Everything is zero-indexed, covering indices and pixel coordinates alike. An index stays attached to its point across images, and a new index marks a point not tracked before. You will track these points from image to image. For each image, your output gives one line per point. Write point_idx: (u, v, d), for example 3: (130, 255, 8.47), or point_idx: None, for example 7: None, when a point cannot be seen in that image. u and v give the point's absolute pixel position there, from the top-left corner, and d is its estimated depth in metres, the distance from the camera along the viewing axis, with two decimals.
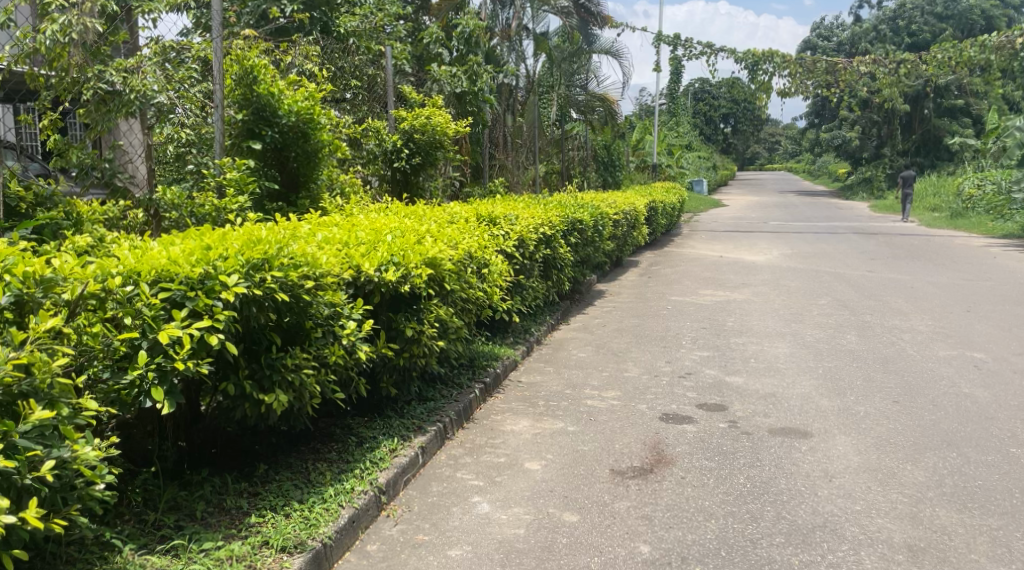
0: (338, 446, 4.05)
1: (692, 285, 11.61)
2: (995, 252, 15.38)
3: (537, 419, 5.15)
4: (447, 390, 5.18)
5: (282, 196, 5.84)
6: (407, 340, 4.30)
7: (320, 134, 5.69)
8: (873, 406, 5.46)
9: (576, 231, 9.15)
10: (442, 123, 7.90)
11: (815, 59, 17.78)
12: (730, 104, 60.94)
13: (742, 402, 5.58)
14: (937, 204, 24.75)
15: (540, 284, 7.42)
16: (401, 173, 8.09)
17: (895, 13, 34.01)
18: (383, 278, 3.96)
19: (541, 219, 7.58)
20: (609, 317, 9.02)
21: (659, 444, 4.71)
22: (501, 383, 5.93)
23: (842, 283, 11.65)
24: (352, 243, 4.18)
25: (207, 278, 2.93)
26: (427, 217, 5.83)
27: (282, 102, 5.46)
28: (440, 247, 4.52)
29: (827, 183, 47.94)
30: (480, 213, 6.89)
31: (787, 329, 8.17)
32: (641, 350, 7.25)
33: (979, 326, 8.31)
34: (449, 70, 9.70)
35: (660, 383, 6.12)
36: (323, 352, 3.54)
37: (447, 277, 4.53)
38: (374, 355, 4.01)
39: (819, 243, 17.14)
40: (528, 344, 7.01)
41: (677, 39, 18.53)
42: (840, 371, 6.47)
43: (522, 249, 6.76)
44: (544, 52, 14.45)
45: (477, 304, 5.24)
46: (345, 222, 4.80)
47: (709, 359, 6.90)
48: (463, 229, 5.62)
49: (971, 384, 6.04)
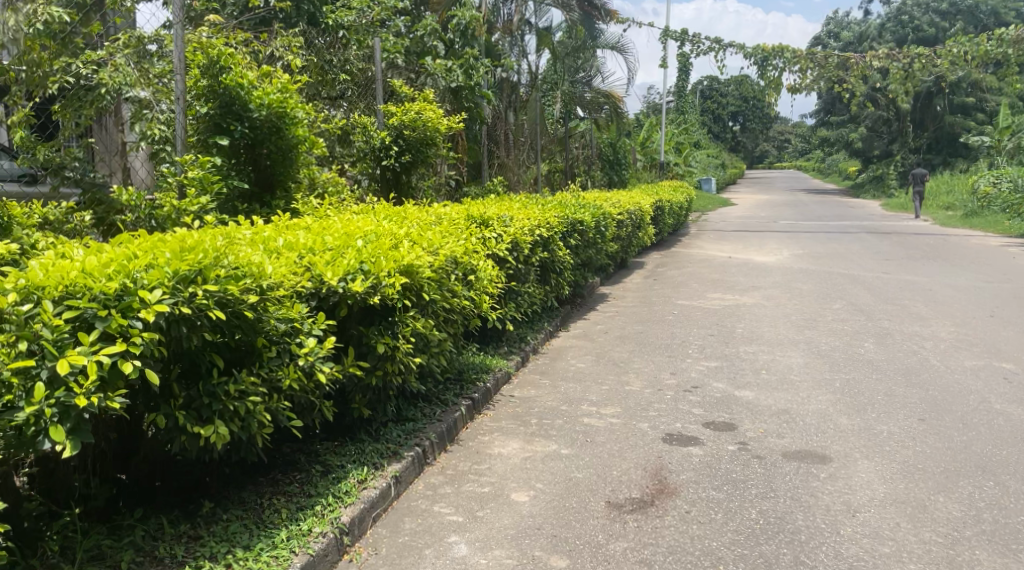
0: (301, 477, 3.61)
1: (700, 288, 11.13)
2: (1014, 252, 14.85)
3: (528, 440, 4.71)
4: (430, 409, 4.73)
5: (255, 197, 5.42)
6: (380, 357, 3.87)
7: (295, 130, 5.26)
8: (896, 426, 5.00)
9: (577, 233, 8.70)
10: (432, 119, 7.46)
11: (827, 55, 17.27)
12: (738, 102, 60.30)
13: (754, 420, 5.12)
14: (951, 201, 24.16)
15: (536, 290, 7.00)
16: (392, 172, 7.64)
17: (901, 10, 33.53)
18: (348, 289, 3.52)
19: (538, 220, 7.14)
20: (611, 323, 8.56)
21: (661, 471, 4.25)
22: (492, 399, 5.49)
23: (857, 286, 11.14)
24: (316, 249, 3.76)
25: (125, 293, 2.50)
26: (409, 218, 5.38)
27: (252, 95, 5.05)
28: (417, 254, 4.07)
29: (836, 182, 47.17)
30: (471, 214, 6.44)
31: (799, 337, 7.70)
32: (644, 360, 6.80)
33: (1005, 333, 7.81)
34: (444, 64, 9.28)
35: (664, 398, 5.67)
36: (277, 375, 3.12)
37: (425, 287, 4.09)
38: (340, 375, 3.58)
39: (830, 243, 16.64)
40: (523, 354, 6.58)
41: (685, 35, 18.08)
42: (859, 384, 6.01)
43: (516, 253, 6.32)
44: (547, 48, 14.00)
45: (462, 315, 4.80)
46: (316, 225, 4.37)
47: (717, 370, 6.44)
48: (448, 232, 5.18)
49: (1003, 400, 5.57)
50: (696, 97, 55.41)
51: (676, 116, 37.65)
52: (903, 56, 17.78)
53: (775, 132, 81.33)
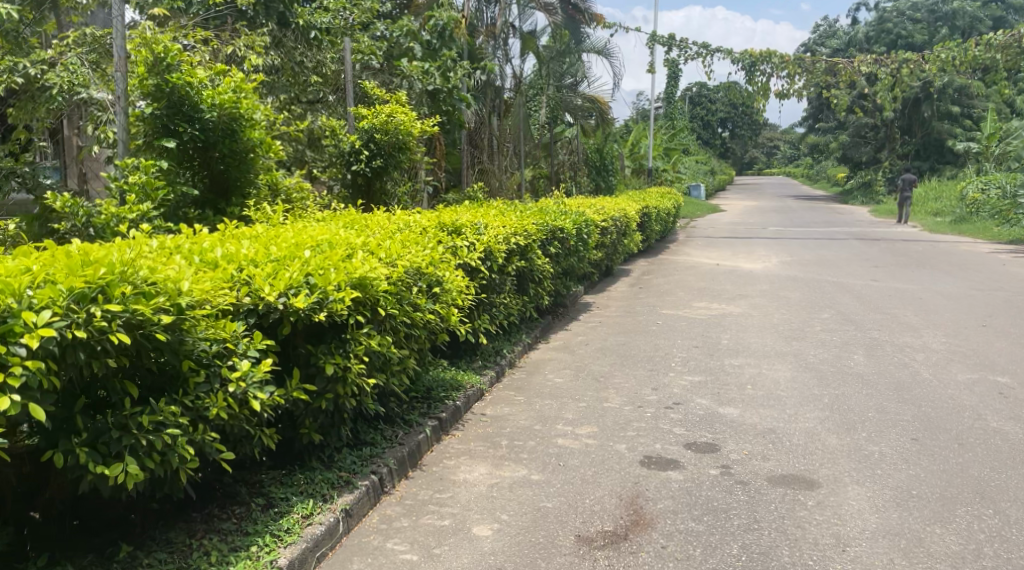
0: (239, 512, 3.28)
1: (686, 296, 10.86)
2: (1004, 259, 14.66)
3: (496, 465, 4.39)
4: (391, 431, 4.41)
5: (209, 203, 5.10)
6: (329, 379, 3.54)
7: (250, 132, 4.95)
8: (888, 446, 4.72)
9: (557, 240, 8.40)
10: (405, 122, 7.14)
11: (815, 60, 17.06)
12: (726, 109, 60.37)
13: (738, 441, 4.82)
14: (939, 207, 24.00)
15: (512, 301, 6.71)
16: (363, 177, 7.32)
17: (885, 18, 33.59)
18: (290, 305, 3.20)
19: (515, 228, 6.85)
20: (593, 335, 8.27)
21: (637, 500, 3.94)
22: (461, 418, 5.17)
23: (846, 294, 10.89)
24: (258, 260, 3.44)
25: (11, 314, 2.20)
26: (369, 226, 5.07)
27: (202, 94, 4.74)
28: (371, 265, 3.75)
29: (825, 188, 47.20)
30: (441, 222, 6.15)
31: (787, 348, 7.41)
32: (625, 375, 6.49)
33: (1000, 345, 7.54)
34: (421, 66, 9.00)
35: (643, 416, 5.37)
36: (204, 403, 2.80)
37: (382, 301, 3.78)
38: (283, 400, 3.26)
39: (818, 249, 16.41)
40: (498, 368, 6.26)
41: (672, 40, 17.91)
42: (848, 400, 5.73)
43: (489, 263, 6.02)
44: (531, 52, 13.76)
45: (425, 330, 4.48)
46: (265, 233, 4.05)
47: (700, 386, 6.14)
48: (411, 242, 4.87)
49: (999, 417, 5.31)
50: (685, 104, 55.32)
51: (665, 123, 37.55)
52: (891, 61, 17.62)
53: (765, 138, 81.29)
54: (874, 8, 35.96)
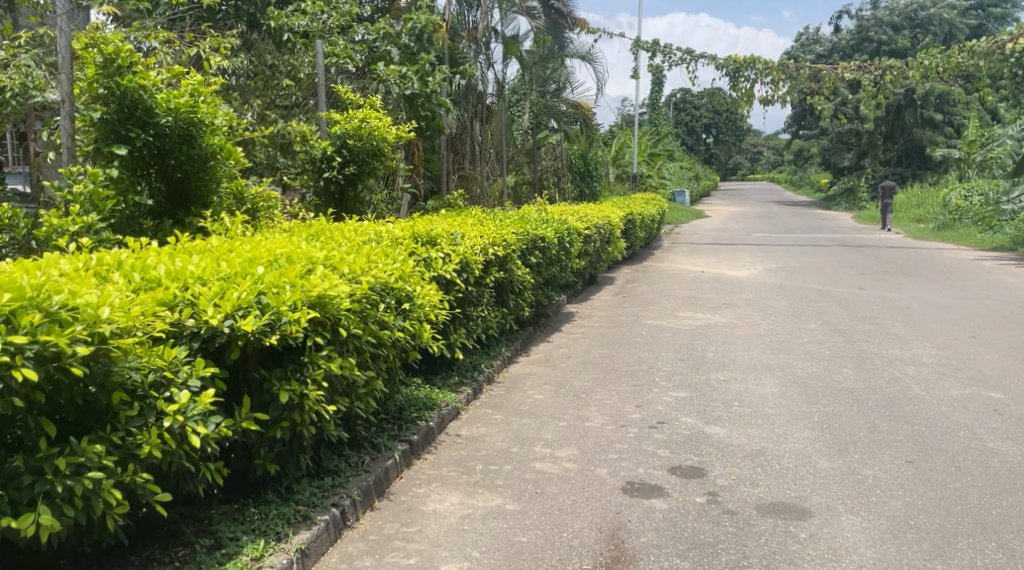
0: (182, 554, 3.01)
1: (671, 306, 10.63)
2: (990, 266, 14.55)
3: (469, 493, 4.12)
4: (358, 456, 4.14)
5: (167, 213, 4.82)
6: (284, 406, 3.27)
7: (208, 139, 4.66)
8: (882, 470, 4.50)
9: (538, 250, 8.14)
10: (379, 127, 6.86)
11: (799, 66, 16.90)
12: (711, 115, 60.47)
13: (725, 465, 4.58)
14: (922, 214, 23.97)
15: (489, 314, 6.45)
16: (336, 184, 7.05)
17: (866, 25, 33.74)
18: (237, 328, 2.93)
19: (494, 237, 6.59)
20: (575, 347, 8.01)
21: (618, 532, 3.68)
22: (434, 439, 4.90)
23: (832, 303, 10.70)
24: (205, 277, 3.18)
25: None
26: (335, 237, 4.79)
27: (156, 98, 4.44)
28: (332, 282, 3.48)
29: (808, 194, 47.28)
30: (415, 231, 5.87)
31: (774, 362, 7.19)
32: (608, 391, 6.24)
33: (990, 357, 7.36)
34: (397, 69, 8.69)
35: (626, 436, 5.11)
36: (136, 439, 2.54)
37: (343, 320, 3.51)
38: (230, 432, 2.99)
39: (803, 256, 16.27)
40: (475, 385, 5.99)
41: (655, 45, 17.76)
42: (838, 418, 5.50)
43: (465, 274, 5.75)
44: (514, 57, 13.52)
45: (394, 349, 4.21)
46: (218, 246, 3.79)
47: (685, 402, 5.89)
48: (380, 255, 4.60)
49: (995, 436, 5.10)
50: (669, 110, 55.27)
51: (650, 128, 37.41)
52: (874, 67, 17.54)
53: (748, 144, 81.49)
54: (856, 15, 36.07)
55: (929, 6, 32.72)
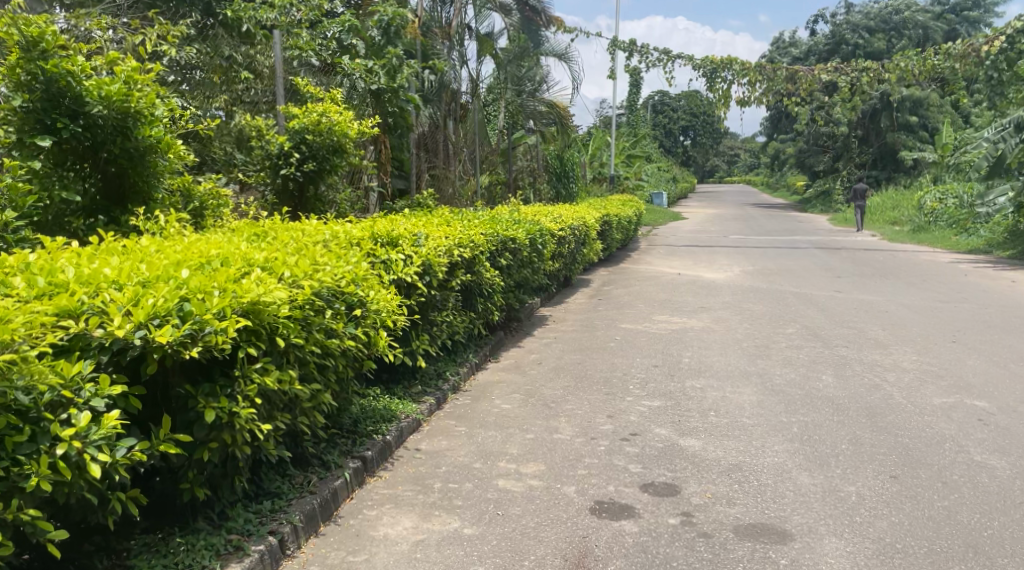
0: None
1: (646, 309, 10.37)
2: (966, 269, 14.47)
3: (425, 516, 3.81)
4: (303, 476, 3.82)
5: (101, 210, 4.50)
6: (211, 426, 2.95)
7: (145, 132, 4.34)
8: (866, 487, 4.25)
9: (508, 252, 7.82)
10: (340, 122, 6.54)
11: (776, 67, 16.75)
12: (688, 117, 60.54)
13: (700, 481, 4.31)
14: (897, 216, 23.98)
15: (456, 319, 6.15)
16: (294, 182, 6.72)
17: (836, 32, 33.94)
18: (151, 340, 2.60)
19: (460, 238, 6.29)
20: (546, 353, 7.70)
21: (585, 561, 3.40)
22: (391, 454, 4.59)
23: (810, 306, 10.49)
24: (121, 282, 2.85)
25: None
26: (284, 236, 4.46)
27: (85, 86, 4.15)
28: (266, 287, 3.15)
29: (785, 196, 47.40)
30: (375, 231, 5.54)
31: (752, 369, 6.93)
32: (578, 400, 5.94)
33: (972, 363, 7.16)
34: (363, 63, 8.32)
35: (597, 449, 4.82)
36: (23, 470, 2.22)
37: (281, 329, 3.19)
38: (145, 456, 2.67)
39: (779, 258, 16.11)
40: (439, 395, 5.68)
41: (632, 45, 17.56)
42: (819, 429, 5.25)
43: (428, 278, 5.42)
44: (489, 55, 13.19)
45: (344, 358, 3.89)
46: (148, 246, 3.45)
47: (659, 412, 5.62)
48: (331, 257, 4.27)
49: (981, 448, 4.88)
50: (647, 112, 55.18)
51: (627, 130, 37.22)
52: (851, 69, 17.46)
53: (725, 146, 81.65)
54: (831, 19, 36.20)
55: (903, 9, 32.84)
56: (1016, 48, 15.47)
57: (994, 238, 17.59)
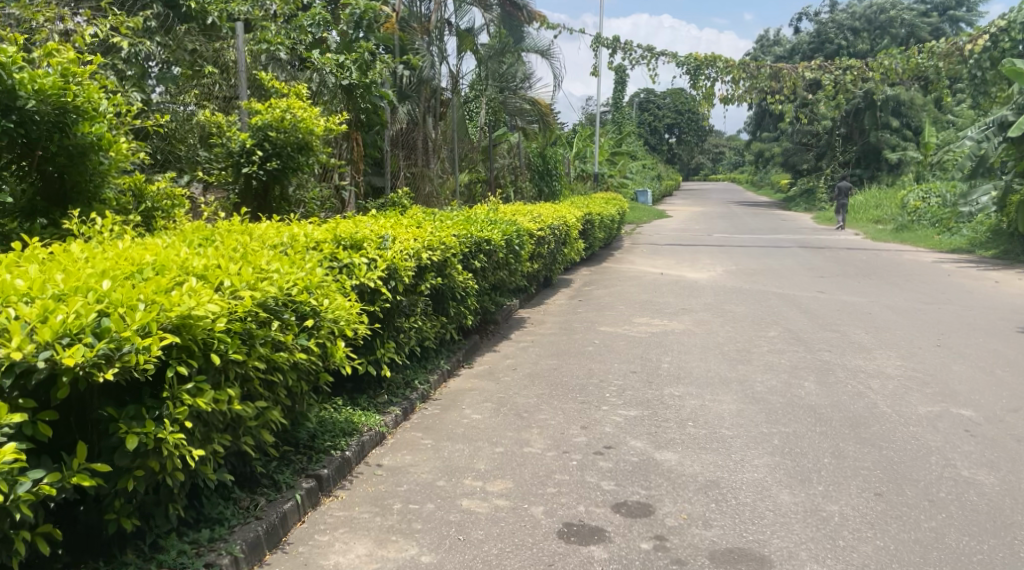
0: None
1: (627, 311, 10.14)
2: (949, 269, 14.37)
3: (380, 542, 3.56)
4: (250, 499, 3.58)
5: (41, 212, 4.31)
6: (136, 452, 2.70)
7: (83, 128, 4.12)
8: (850, 506, 4.04)
9: (483, 253, 7.56)
10: (305, 119, 6.28)
11: (759, 65, 16.59)
12: (673, 115, 60.45)
13: (676, 500, 4.08)
14: (880, 215, 23.90)
15: (425, 325, 5.90)
16: (258, 181, 6.43)
17: (820, 32, 33.88)
18: (58, 361, 2.35)
19: (430, 240, 6.04)
20: (523, 357, 7.44)
21: None
22: (350, 471, 4.33)
23: (793, 308, 10.31)
24: (34, 296, 2.60)
25: None
26: (234, 241, 4.21)
27: (17, 79, 3.88)
28: (199, 299, 2.89)
29: (769, 194, 47.45)
30: (337, 234, 5.28)
31: (733, 375, 6.72)
32: (552, 409, 5.70)
33: (957, 369, 6.98)
34: (334, 57, 8.01)
35: (569, 464, 4.59)
36: None
37: (217, 345, 2.94)
38: (54, 490, 2.42)
39: (763, 258, 15.93)
40: (406, 405, 5.43)
41: (616, 41, 17.34)
42: (800, 441, 5.03)
43: (393, 283, 5.17)
44: (469, 50, 12.90)
45: (295, 372, 3.64)
46: (77, 252, 3.19)
47: (636, 423, 5.39)
48: (284, 263, 4.02)
49: (969, 461, 4.70)
50: (632, 109, 54.95)
51: (612, 127, 36.97)
52: (834, 67, 17.32)
53: (711, 143, 81.57)
54: (815, 18, 36.17)
55: (889, 8, 32.62)
56: (1000, 47, 15.32)
57: (976, 238, 17.51)
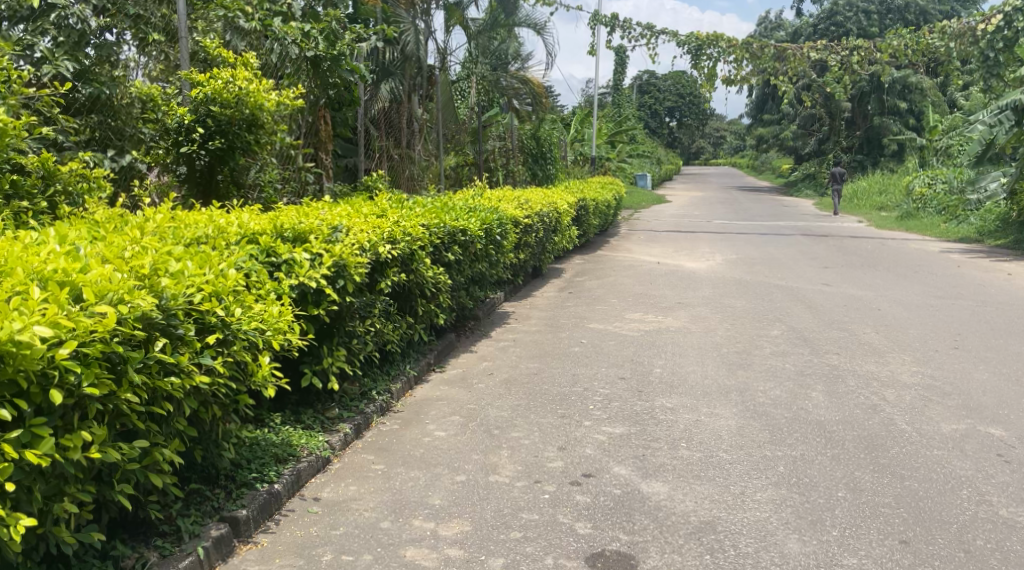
0: None
1: (619, 305, 9.45)
2: (959, 260, 13.67)
3: None
4: (136, 556, 2.93)
5: None
6: None
7: None
8: (872, 559, 3.37)
9: (458, 244, 6.85)
10: (252, 92, 5.67)
11: (763, 45, 15.78)
12: (674, 98, 59.48)
13: (663, 550, 3.41)
14: (884, 203, 23.22)
15: (386, 328, 5.21)
16: (200, 162, 5.87)
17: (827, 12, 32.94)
18: None
19: (392, 231, 5.34)
20: (501, 360, 6.75)
21: None
22: (278, 507, 3.66)
23: (797, 303, 9.62)
24: None
25: None
26: (135, 233, 3.54)
27: None
28: (29, 319, 2.24)
29: (769, 179, 46.74)
30: (279, 225, 4.59)
31: (732, 384, 6.03)
32: (527, 425, 5.01)
33: (979, 377, 6.29)
34: (297, 25, 7.24)
35: (539, 499, 3.91)
36: None
37: (61, 377, 2.29)
38: None
39: (763, 246, 15.22)
40: (358, 421, 4.75)
41: (614, 19, 16.57)
42: (809, 468, 4.35)
43: (341, 281, 4.46)
44: (457, 24, 12.07)
45: (196, 399, 2.95)
46: None
47: (621, 443, 4.71)
48: (191, 263, 3.33)
49: (1006, 496, 4.03)
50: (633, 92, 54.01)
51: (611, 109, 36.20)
52: (842, 49, 16.51)
53: (712, 127, 80.31)
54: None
55: None
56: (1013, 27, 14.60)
57: (984, 227, 16.78)
